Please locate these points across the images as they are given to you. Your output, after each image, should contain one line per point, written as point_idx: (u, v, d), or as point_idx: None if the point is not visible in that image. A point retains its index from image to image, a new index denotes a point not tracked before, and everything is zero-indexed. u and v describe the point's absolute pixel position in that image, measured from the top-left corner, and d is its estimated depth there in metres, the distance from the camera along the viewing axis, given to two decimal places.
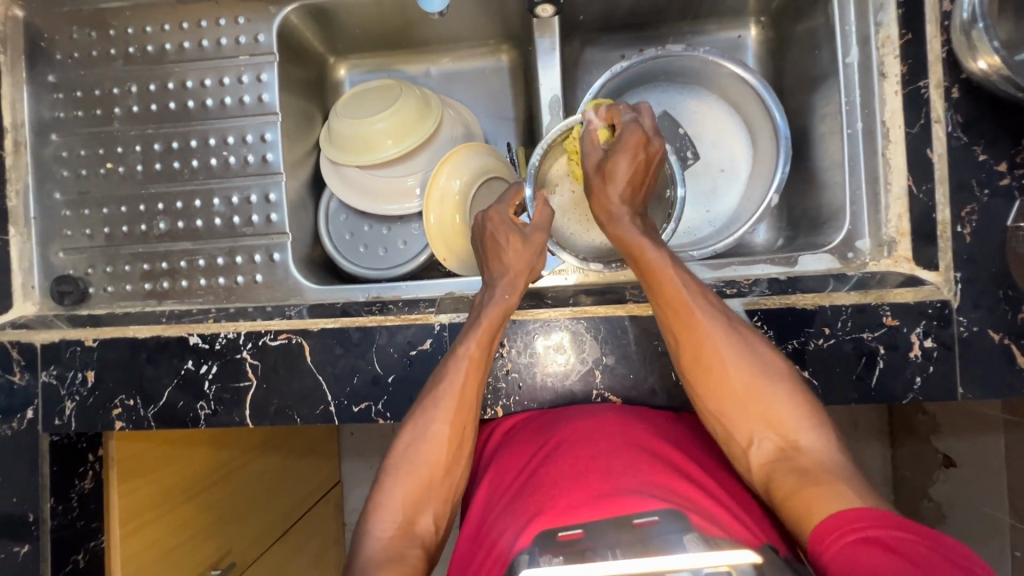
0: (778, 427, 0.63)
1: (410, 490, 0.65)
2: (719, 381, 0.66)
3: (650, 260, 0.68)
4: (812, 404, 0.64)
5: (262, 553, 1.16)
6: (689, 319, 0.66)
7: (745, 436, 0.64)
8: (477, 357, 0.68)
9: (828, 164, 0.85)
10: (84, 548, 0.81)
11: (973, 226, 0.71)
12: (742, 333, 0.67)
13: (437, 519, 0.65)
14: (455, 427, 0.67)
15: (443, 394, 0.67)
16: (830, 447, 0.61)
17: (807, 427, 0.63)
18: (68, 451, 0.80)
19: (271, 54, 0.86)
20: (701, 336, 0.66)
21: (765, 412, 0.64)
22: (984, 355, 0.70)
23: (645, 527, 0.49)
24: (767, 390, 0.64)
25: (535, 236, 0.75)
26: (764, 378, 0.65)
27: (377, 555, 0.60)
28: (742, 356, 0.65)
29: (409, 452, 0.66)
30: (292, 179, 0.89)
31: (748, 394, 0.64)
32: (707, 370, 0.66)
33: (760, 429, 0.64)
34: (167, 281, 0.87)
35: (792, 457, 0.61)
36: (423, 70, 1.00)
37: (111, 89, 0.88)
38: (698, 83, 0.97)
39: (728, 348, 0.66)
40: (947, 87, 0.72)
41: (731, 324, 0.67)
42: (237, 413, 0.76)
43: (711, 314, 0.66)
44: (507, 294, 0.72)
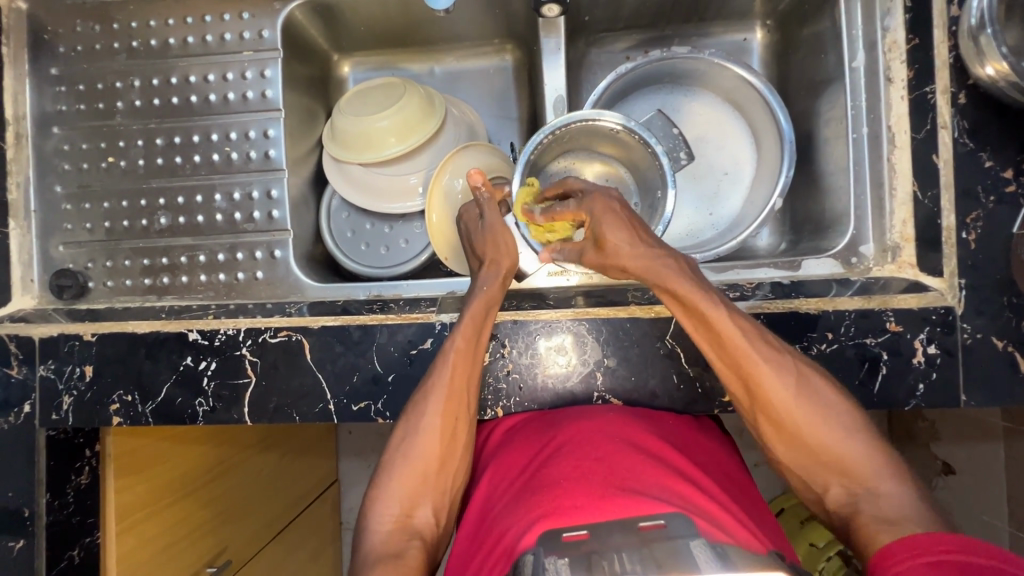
0: (856, 477, 0.59)
1: (408, 485, 0.65)
2: (792, 433, 0.61)
3: (697, 303, 0.62)
4: (887, 448, 0.60)
5: (259, 550, 1.16)
6: (753, 371, 0.62)
7: (820, 484, 0.61)
8: (466, 347, 0.68)
9: (832, 169, 0.84)
10: (80, 544, 0.80)
11: (978, 232, 0.71)
12: (808, 379, 0.63)
13: (436, 512, 0.65)
14: (445, 420, 0.66)
15: (430, 388, 0.67)
16: (914, 495, 0.57)
17: (886, 475, 0.58)
18: (66, 446, 0.80)
19: (275, 49, 0.86)
20: (767, 390, 0.62)
21: (844, 463, 0.60)
22: (988, 362, 0.70)
23: (650, 530, 0.49)
24: (842, 440, 0.60)
25: (496, 224, 0.74)
26: (838, 428, 0.61)
27: (377, 549, 0.60)
28: (813, 406, 0.61)
29: (403, 446, 0.66)
30: (294, 176, 0.89)
31: (821, 443, 0.60)
32: (779, 424, 0.62)
33: (837, 479, 0.60)
34: (167, 276, 0.86)
35: (869, 502, 0.57)
36: (427, 68, 1.00)
37: (114, 83, 0.88)
38: (702, 85, 0.97)
39: (795, 393, 0.61)
40: (954, 93, 0.72)
41: (798, 370, 0.63)
42: (236, 410, 0.75)
43: (778, 366, 0.62)
44: (486, 285, 0.71)
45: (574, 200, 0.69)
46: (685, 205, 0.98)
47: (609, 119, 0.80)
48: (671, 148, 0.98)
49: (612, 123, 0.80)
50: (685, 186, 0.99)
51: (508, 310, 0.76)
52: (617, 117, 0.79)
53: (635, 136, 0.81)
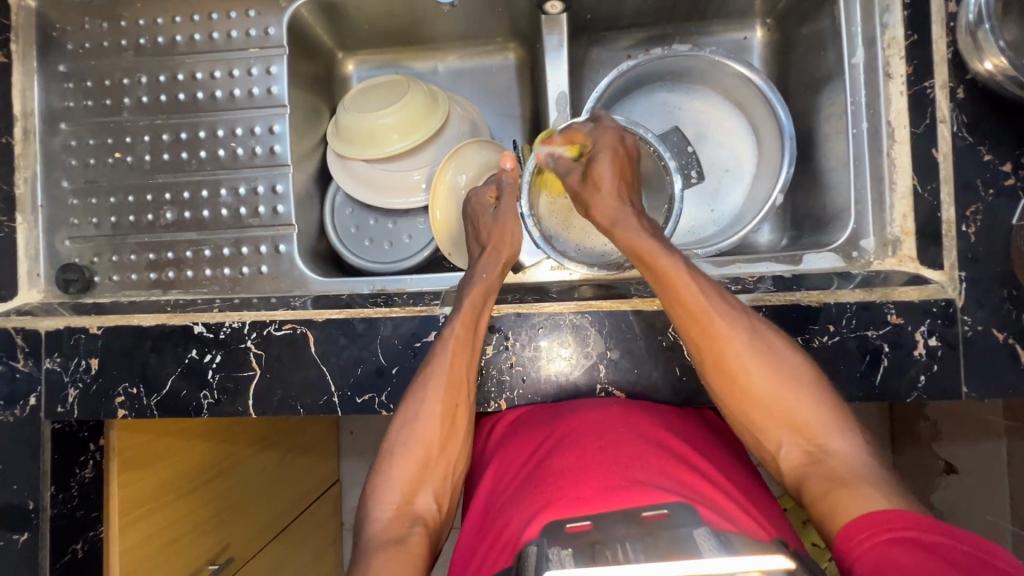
0: (809, 433, 0.62)
1: (410, 471, 0.66)
2: (746, 390, 0.63)
3: (663, 265, 0.65)
4: (839, 405, 0.63)
5: (261, 548, 1.16)
6: (710, 330, 0.64)
7: (773, 441, 0.63)
8: (465, 331, 0.69)
9: (833, 164, 0.85)
10: (84, 538, 0.81)
11: (978, 225, 0.71)
12: (766, 338, 0.64)
13: (437, 497, 0.66)
14: (446, 406, 0.68)
15: (429, 376, 0.68)
16: (861, 452, 0.60)
17: (837, 432, 0.61)
18: (70, 439, 0.80)
19: (281, 47, 0.87)
20: (724, 348, 0.64)
21: (794, 420, 0.62)
22: (989, 354, 0.70)
23: (654, 520, 0.49)
24: (794, 397, 0.62)
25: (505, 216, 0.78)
26: (792, 385, 0.63)
27: (378, 536, 0.61)
28: (770, 364, 0.63)
29: (405, 433, 0.67)
30: (299, 171, 0.89)
31: (772, 400, 0.63)
32: (734, 381, 0.64)
33: (788, 436, 0.62)
34: (172, 271, 0.87)
35: (821, 462, 0.60)
36: (431, 67, 1.01)
37: (121, 80, 0.89)
38: (703, 83, 0.98)
39: (754, 351, 0.63)
40: (952, 88, 0.72)
41: (755, 329, 0.64)
42: (240, 402, 0.76)
43: (734, 324, 0.64)
44: (486, 273, 0.74)
45: (589, 123, 0.74)
46: (686, 202, 0.99)
47: (626, 127, 0.79)
48: (683, 166, 0.98)
49: (625, 130, 0.79)
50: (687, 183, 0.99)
51: (511, 303, 0.76)
52: (631, 124, 0.78)
53: (652, 149, 0.80)
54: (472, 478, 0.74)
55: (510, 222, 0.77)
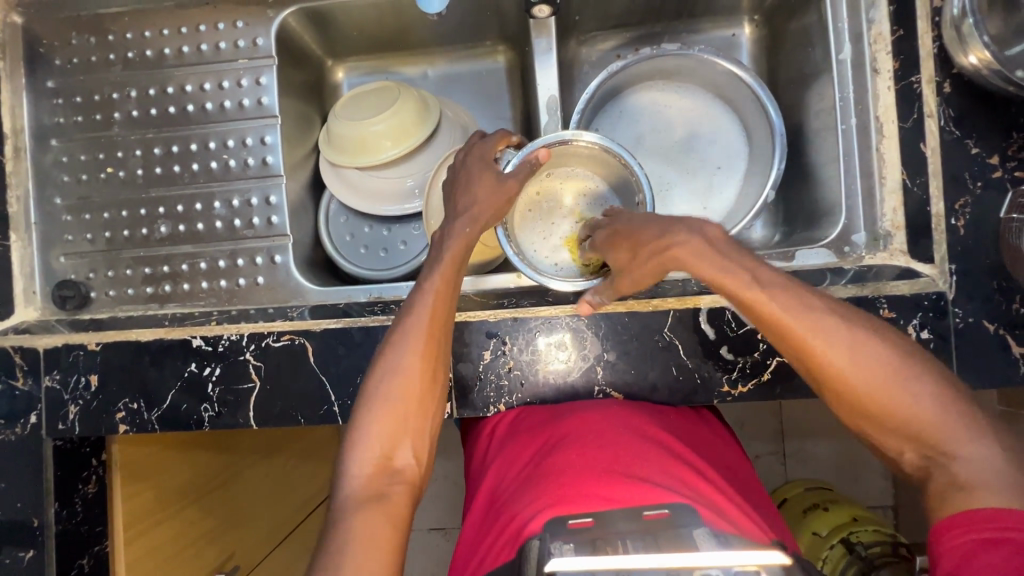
0: (932, 441, 0.54)
1: (389, 413, 0.60)
2: (854, 401, 0.56)
3: (731, 288, 0.58)
4: (959, 402, 0.55)
5: (270, 552, 1.17)
6: (803, 342, 0.56)
7: (895, 449, 0.56)
8: (443, 290, 0.65)
9: (823, 160, 0.86)
10: (89, 553, 0.82)
11: (966, 218, 0.72)
12: (872, 345, 0.56)
13: (417, 451, 0.60)
14: (426, 358, 0.62)
15: (410, 326, 0.63)
16: (997, 455, 0.52)
17: (965, 437, 0.53)
18: (71, 455, 0.81)
19: (270, 57, 0.87)
20: (819, 359, 0.56)
21: (915, 429, 0.54)
22: (980, 344, 0.71)
23: (654, 519, 0.49)
24: (909, 407, 0.54)
25: (510, 183, 0.71)
26: (903, 392, 0.54)
27: (356, 493, 0.56)
28: (877, 370, 0.55)
29: (383, 386, 0.61)
30: (292, 181, 0.89)
31: (887, 411, 0.55)
32: (842, 395, 0.57)
33: (912, 445, 0.55)
34: (169, 284, 0.87)
35: (945, 470, 0.53)
36: (421, 71, 1.01)
37: (111, 95, 0.88)
38: (693, 81, 0.98)
39: (851, 357, 0.55)
40: (939, 82, 0.73)
41: (856, 333, 0.56)
42: (242, 414, 0.76)
43: (832, 336, 0.56)
44: (466, 228, 0.69)
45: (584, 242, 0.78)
46: (679, 201, 0.99)
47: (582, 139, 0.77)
48: None
49: (586, 141, 0.78)
50: (678, 181, 1.00)
51: (509, 308, 0.77)
52: (591, 135, 0.77)
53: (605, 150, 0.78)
54: (473, 481, 0.75)
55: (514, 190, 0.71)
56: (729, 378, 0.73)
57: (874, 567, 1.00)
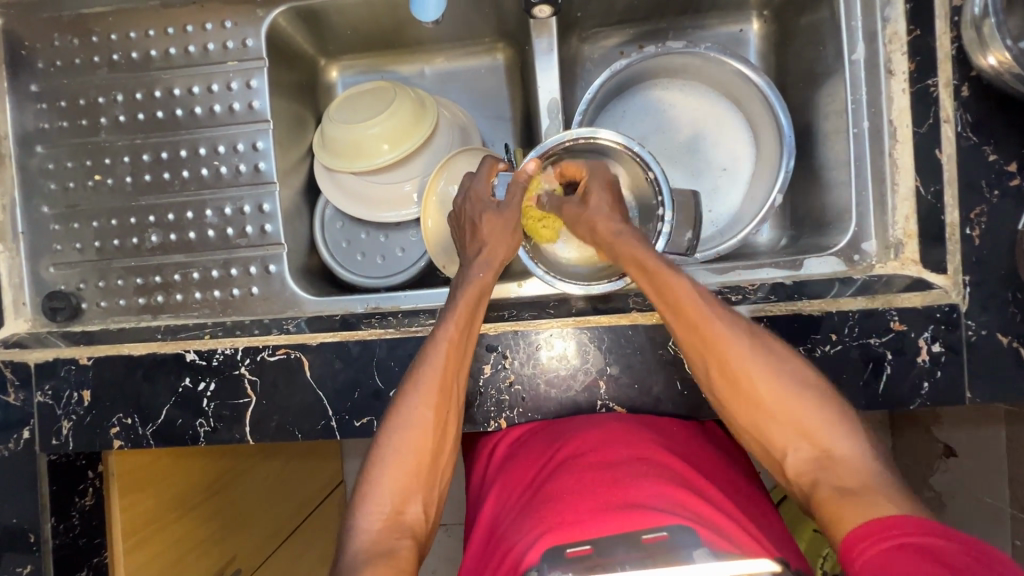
0: (812, 436, 0.58)
1: (400, 470, 0.61)
2: (746, 392, 0.61)
3: (649, 266, 0.64)
4: (840, 407, 0.60)
5: (269, 556, 1.17)
6: (706, 330, 0.62)
7: (779, 447, 0.60)
8: (457, 340, 0.65)
9: (832, 163, 0.83)
10: (88, 564, 0.81)
11: (982, 228, 0.70)
12: (763, 342, 0.62)
13: (426, 506, 0.61)
14: (438, 411, 0.63)
15: (422, 376, 0.64)
16: (868, 454, 0.57)
17: (841, 434, 0.58)
18: (67, 469, 0.79)
19: (260, 59, 0.84)
20: (721, 349, 0.61)
21: (800, 424, 0.59)
22: (993, 357, 0.69)
23: (653, 543, 0.48)
24: (793, 400, 0.59)
25: (511, 215, 0.72)
26: (790, 385, 0.60)
27: (364, 549, 0.56)
28: (770, 367, 0.61)
29: (394, 438, 0.62)
30: (285, 188, 0.87)
31: (774, 404, 0.60)
32: (736, 385, 0.61)
33: (795, 440, 0.59)
34: (161, 295, 0.85)
35: (827, 468, 0.56)
36: (417, 70, 0.98)
37: (96, 99, 0.85)
38: (698, 79, 0.95)
39: (747, 350, 0.61)
40: (956, 85, 0.70)
41: (750, 332, 0.63)
42: (238, 429, 0.75)
43: (729, 325, 0.62)
44: (480, 273, 0.70)
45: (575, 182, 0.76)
46: None
47: (595, 137, 0.74)
48: None
49: (611, 140, 0.74)
50: (683, 183, 0.97)
51: (508, 321, 0.75)
52: (616, 134, 0.74)
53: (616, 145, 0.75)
54: (475, 502, 0.73)
55: (517, 220, 0.72)
56: None
57: None
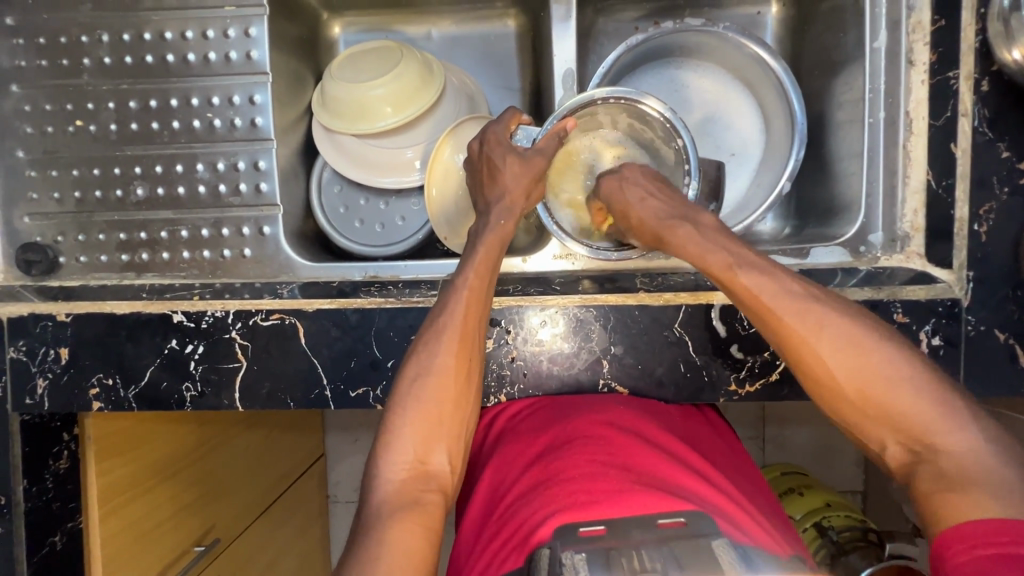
0: (918, 434, 0.54)
1: (422, 424, 0.59)
2: (832, 390, 0.57)
3: (729, 272, 0.62)
4: (945, 388, 0.54)
5: (249, 524, 1.14)
6: (790, 330, 0.58)
7: (875, 442, 0.56)
8: (477, 288, 0.64)
9: (844, 153, 0.82)
10: (62, 530, 0.77)
11: (990, 224, 0.70)
12: (864, 323, 0.57)
13: (452, 457, 0.60)
14: (460, 358, 0.62)
15: (442, 326, 0.62)
16: (986, 447, 0.52)
17: (953, 428, 0.53)
18: (41, 430, 0.75)
19: (260, 6, 0.78)
20: (806, 344, 0.57)
21: (899, 420, 0.54)
22: (989, 353, 0.70)
23: (669, 528, 0.48)
24: (903, 394, 0.54)
25: (534, 161, 0.71)
26: (891, 379, 0.55)
27: (390, 501, 0.55)
28: (853, 355, 0.56)
29: (416, 388, 0.60)
30: (283, 146, 0.83)
31: (877, 403, 0.55)
32: (815, 379, 0.58)
33: (892, 437, 0.55)
34: (146, 252, 0.80)
35: (932, 463, 0.53)
36: (425, 32, 0.94)
37: (79, 38, 0.79)
38: (714, 61, 0.93)
39: (833, 339, 0.57)
40: (977, 79, 0.69)
41: (842, 316, 0.58)
42: (226, 395, 0.72)
43: (818, 324, 0.57)
44: (501, 220, 0.69)
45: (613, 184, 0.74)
46: None
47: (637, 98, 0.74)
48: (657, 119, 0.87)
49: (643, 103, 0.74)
50: None
51: (513, 295, 0.73)
52: (649, 97, 0.73)
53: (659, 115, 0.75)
54: (471, 477, 0.73)
55: (541, 165, 0.71)
56: (737, 377, 0.71)
57: (843, 552, 0.99)
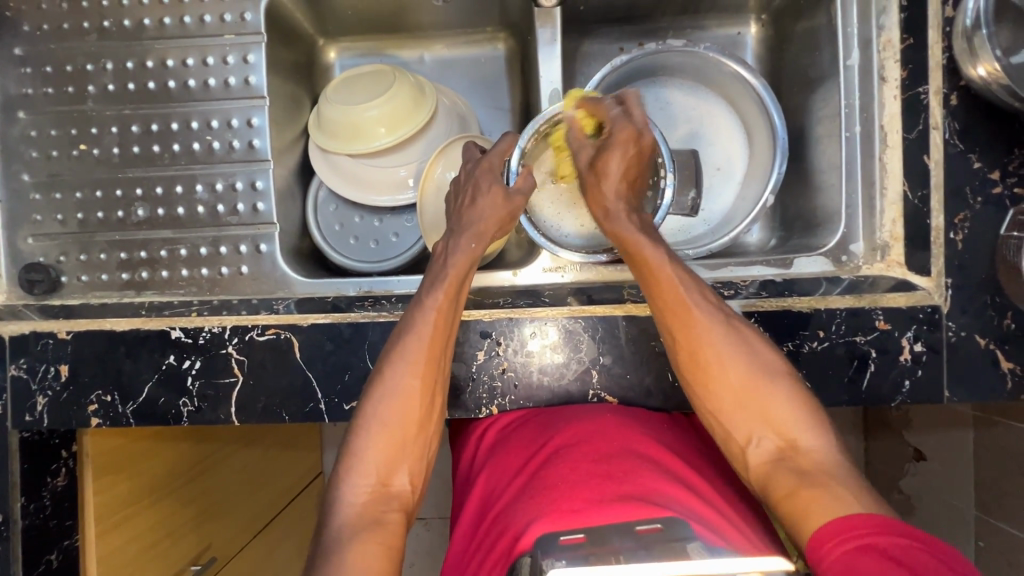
0: (779, 429, 0.62)
1: (385, 446, 0.62)
2: (718, 380, 0.65)
3: (644, 256, 0.68)
4: (807, 399, 0.64)
5: (248, 541, 1.14)
6: (689, 323, 0.65)
7: (743, 435, 0.64)
8: (445, 309, 0.66)
9: (824, 166, 0.85)
10: (58, 548, 0.77)
11: (965, 233, 0.72)
12: (745, 334, 0.66)
13: (413, 477, 0.63)
14: (426, 381, 0.64)
15: (409, 347, 0.64)
16: (832, 449, 0.61)
17: (807, 429, 0.62)
18: (40, 447, 0.76)
19: (259, 33, 0.82)
20: (700, 335, 0.65)
21: (769, 415, 0.63)
22: (971, 359, 0.71)
23: (646, 534, 0.49)
24: (773, 397, 0.63)
25: (516, 200, 0.74)
26: (765, 378, 0.64)
27: (352, 520, 0.58)
28: (741, 355, 0.65)
29: (379, 410, 0.63)
30: (280, 166, 0.85)
31: (755, 399, 0.64)
32: (705, 369, 0.65)
33: (761, 431, 0.63)
34: (145, 271, 0.83)
35: (799, 457, 0.61)
36: (417, 56, 0.98)
37: (85, 66, 0.82)
38: (697, 79, 0.96)
39: (724, 338, 0.65)
40: (946, 94, 0.72)
41: (728, 324, 0.66)
42: (222, 410, 0.73)
43: (715, 324, 0.65)
44: (471, 245, 0.71)
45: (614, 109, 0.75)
46: None
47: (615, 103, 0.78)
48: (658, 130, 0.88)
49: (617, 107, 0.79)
50: None
51: (504, 308, 0.74)
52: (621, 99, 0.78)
53: None
54: (464, 488, 0.74)
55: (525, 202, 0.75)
56: None
57: None
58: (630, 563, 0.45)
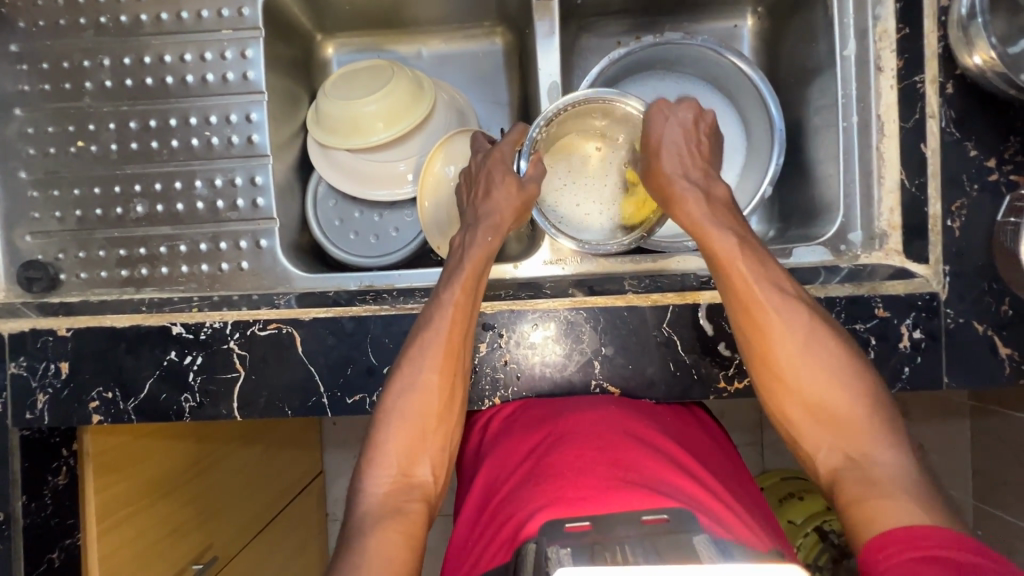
0: (853, 440, 0.61)
1: (405, 438, 0.63)
2: (789, 384, 0.64)
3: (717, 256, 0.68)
4: (886, 412, 0.61)
5: (250, 539, 1.14)
6: (763, 323, 0.65)
7: (812, 442, 0.63)
8: (462, 304, 0.66)
9: (822, 156, 0.85)
10: (59, 547, 0.77)
11: (962, 220, 0.73)
12: (824, 339, 0.64)
13: (435, 468, 0.63)
14: (444, 375, 0.64)
15: (427, 341, 0.64)
16: (907, 466, 0.58)
17: (884, 444, 0.60)
18: (40, 446, 0.76)
19: (257, 29, 0.82)
20: (772, 337, 0.64)
21: (841, 424, 0.61)
22: (969, 345, 0.72)
23: (653, 524, 0.49)
24: (848, 406, 0.62)
25: (528, 188, 0.75)
26: (841, 386, 0.62)
27: (375, 509, 0.59)
28: (819, 360, 0.63)
29: (400, 404, 0.64)
30: (279, 162, 0.85)
31: (827, 406, 0.62)
32: (775, 371, 0.65)
33: (831, 441, 0.62)
34: (145, 267, 0.83)
35: (864, 471, 0.59)
36: (415, 51, 0.98)
37: (82, 62, 0.82)
38: (694, 72, 0.97)
39: (800, 342, 0.64)
40: (942, 83, 0.73)
41: (813, 328, 0.64)
42: (225, 405, 0.73)
43: (791, 326, 0.64)
44: (487, 238, 0.72)
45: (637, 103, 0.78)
46: None
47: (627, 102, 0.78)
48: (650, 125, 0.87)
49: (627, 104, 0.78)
50: None
51: (505, 300, 0.75)
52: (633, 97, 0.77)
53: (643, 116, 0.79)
54: (467, 478, 0.74)
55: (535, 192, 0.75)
56: (726, 374, 0.72)
57: (845, 556, 1.03)
58: (634, 553, 0.45)
